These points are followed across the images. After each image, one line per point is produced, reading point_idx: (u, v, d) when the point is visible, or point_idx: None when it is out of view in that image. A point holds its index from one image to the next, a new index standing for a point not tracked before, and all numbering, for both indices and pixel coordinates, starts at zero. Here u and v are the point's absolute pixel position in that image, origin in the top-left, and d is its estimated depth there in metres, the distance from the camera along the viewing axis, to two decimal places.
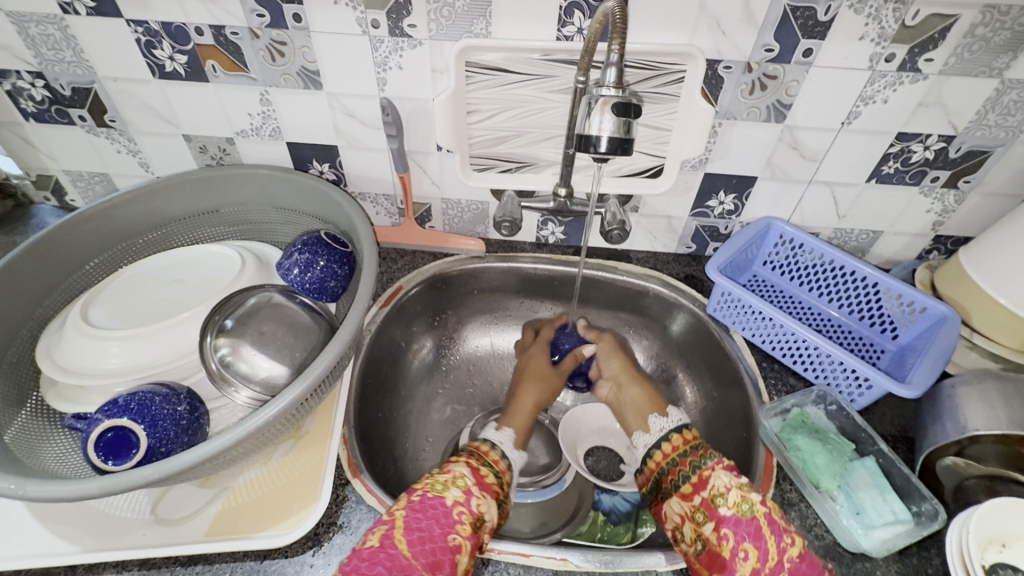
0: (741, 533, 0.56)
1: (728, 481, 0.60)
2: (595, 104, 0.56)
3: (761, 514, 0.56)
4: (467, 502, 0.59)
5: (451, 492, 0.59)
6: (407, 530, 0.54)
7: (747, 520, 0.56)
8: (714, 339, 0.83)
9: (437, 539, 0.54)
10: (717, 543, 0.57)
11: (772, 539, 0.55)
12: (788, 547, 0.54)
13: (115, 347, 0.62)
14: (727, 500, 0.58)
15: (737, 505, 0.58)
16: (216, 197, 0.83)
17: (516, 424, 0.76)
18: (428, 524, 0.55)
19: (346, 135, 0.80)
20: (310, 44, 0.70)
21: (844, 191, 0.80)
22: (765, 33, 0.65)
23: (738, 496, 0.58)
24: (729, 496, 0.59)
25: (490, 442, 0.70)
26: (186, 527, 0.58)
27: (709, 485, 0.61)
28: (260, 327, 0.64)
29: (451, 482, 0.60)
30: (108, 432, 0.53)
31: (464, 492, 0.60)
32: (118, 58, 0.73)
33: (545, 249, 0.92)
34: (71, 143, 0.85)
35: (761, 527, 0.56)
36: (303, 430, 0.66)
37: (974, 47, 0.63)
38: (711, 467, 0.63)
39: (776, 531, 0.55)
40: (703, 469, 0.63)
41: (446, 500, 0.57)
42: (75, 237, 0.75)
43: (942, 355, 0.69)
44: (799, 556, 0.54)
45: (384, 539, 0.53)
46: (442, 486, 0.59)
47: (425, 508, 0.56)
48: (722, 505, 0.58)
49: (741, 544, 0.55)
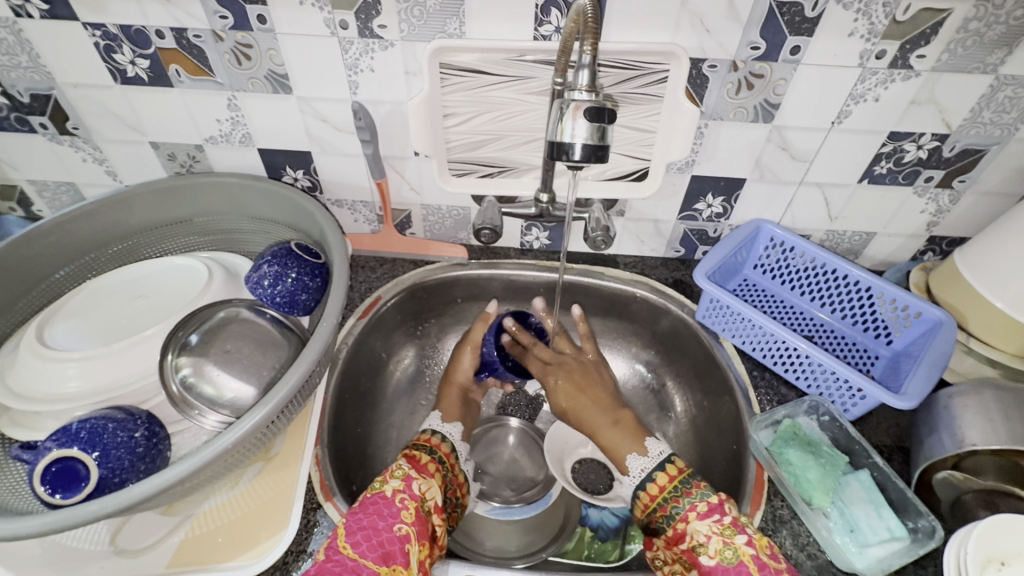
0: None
1: (707, 529, 0.59)
2: (567, 109, 0.54)
3: (747, 558, 0.55)
4: (407, 489, 0.60)
5: (390, 484, 0.60)
6: (349, 535, 0.54)
7: (734, 568, 0.55)
8: (703, 346, 0.80)
9: (382, 531, 0.55)
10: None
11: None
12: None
13: (71, 369, 0.59)
14: (707, 550, 0.58)
15: (718, 553, 0.57)
16: (185, 206, 0.80)
17: (447, 406, 0.79)
18: (371, 520, 0.55)
19: (319, 141, 0.77)
20: (277, 46, 0.66)
21: (835, 192, 0.78)
22: (750, 30, 0.62)
23: (719, 543, 0.57)
24: (710, 544, 0.58)
25: (427, 429, 0.74)
26: (147, 558, 0.55)
27: (688, 537, 0.60)
28: (224, 346, 0.62)
29: (389, 476, 0.62)
30: (53, 465, 0.50)
31: (403, 481, 0.61)
32: (75, 64, 0.69)
33: (529, 255, 0.89)
34: (33, 152, 0.81)
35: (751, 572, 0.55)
36: (273, 451, 0.64)
37: (968, 43, 0.61)
38: (686, 516, 0.62)
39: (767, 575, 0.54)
40: (678, 520, 0.63)
41: (386, 493, 0.59)
42: (35, 252, 0.72)
43: (937, 362, 0.67)
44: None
45: (328, 549, 0.53)
46: (380, 483, 0.61)
47: (365, 508, 0.57)
48: (704, 555, 0.58)
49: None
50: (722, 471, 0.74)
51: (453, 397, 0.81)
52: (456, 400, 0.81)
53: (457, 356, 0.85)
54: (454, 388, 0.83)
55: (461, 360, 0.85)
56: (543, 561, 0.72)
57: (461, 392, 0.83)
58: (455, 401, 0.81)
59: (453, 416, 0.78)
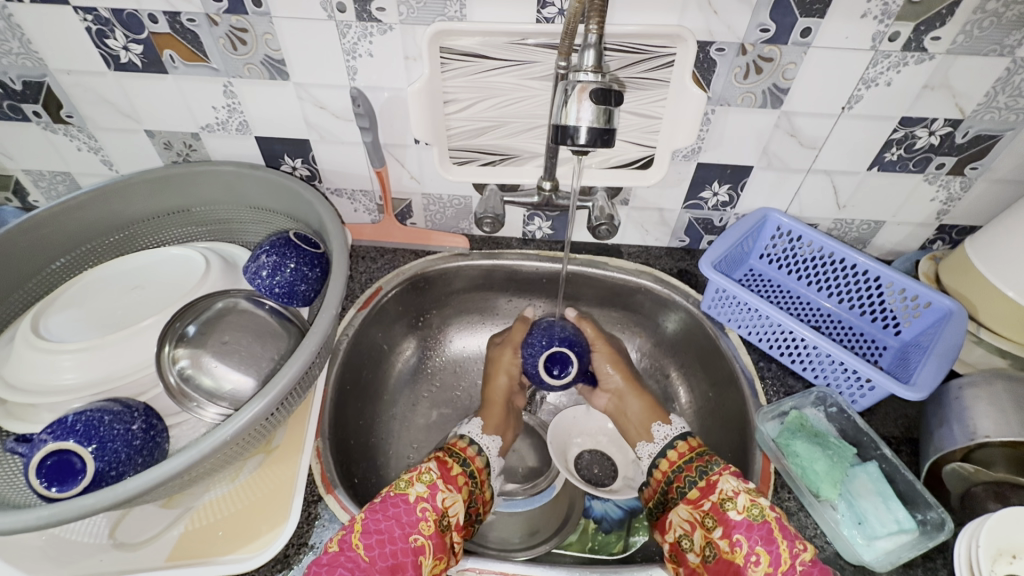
0: (753, 538, 0.56)
1: (737, 485, 0.60)
2: (573, 92, 0.53)
3: (772, 518, 0.56)
4: (431, 499, 0.59)
5: (415, 488, 0.59)
6: (364, 534, 0.54)
7: (759, 524, 0.56)
8: (709, 337, 0.79)
9: (398, 540, 0.55)
10: (730, 549, 0.57)
11: (784, 542, 0.55)
12: (800, 551, 0.54)
13: (68, 361, 0.58)
14: (736, 505, 0.59)
15: (746, 509, 0.58)
16: (183, 195, 0.78)
17: (491, 413, 0.77)
18: (389, 525, 0.55)
19: (317, 129, 0.76)
20: (273, 31, 0.65)
21: (844, 179, 0.76)
22: (760, 12, 0.60)
23: (747, 500, 0.58)
24: (737, 499, 0.59)
25: (463, 436, 0.72)
26: (146, 552, 0.55)
27: (718, 491, 0.61)
28: (222, 337, 0.61)
29: (416, 478, 0.61)
30: (48, 459, 0.49)
31: (428, 488, 0.60)
32: (66, 49, 0.68)
33: (531, 244, 0.88)
34: (27, 141, 0.80)
35: (774, 530, 0.56)
36: (274, 443, 0.63)
37: (984, 24, 0.59)
38: (719, 472, 0.64)
39: (789, 536, 0.55)
40: (711, 474, 0.64)
41: (409, 497, 0.58)
42: (31, 241, 0.71)
43: (947, 353, 0.66)
44: (811, 561, 0.53)
45: (342, 543, 0.53)
46: (406, 484, 0.60)
47: (386, 508, 0.56)
48: (732, 510, 0.59)
49: (754, 549, 0.56)
50: (727, 461, 0.73)
51: (499, 405, 0.79)
52: (501, 407, 0.79)
53: (497, 358, 0.84)
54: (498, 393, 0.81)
55: (498, 374, 0.82)
56: (546, 554, 0.71)
57: (503, 399, 0.80)
58: (501, 411, 0.78)
59: (495, 426, 0.76)
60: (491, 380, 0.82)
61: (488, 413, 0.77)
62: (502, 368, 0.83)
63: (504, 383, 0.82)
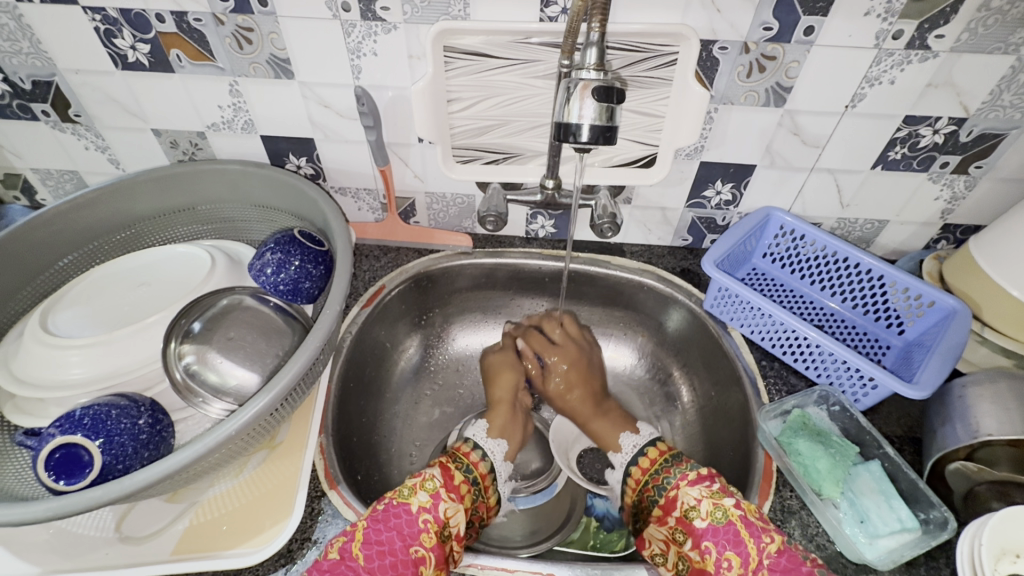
0: (721, 542, 0.56)
1: (698, 493, 0.60)
2: (575, 89, 0.53)
3: (736, 517, 0.56)
4: (434, 509, 0.58)
5: (418, 497, 0.58)
6: (364, 544, 0.54)
7: (724, 527, 0.56)
8: (711, 335, 0.79)
9: (398, 552, 0.54)
10: (702, 560, 0.57)
11: (751, 540, 0.55)
12: (767, 544, 0.54)
13: (76, 356, 0.59)
14: (699, 513, 0.58)
15: (710, 514, 0.58)
16: (189, 193, 0.79)
17: (496, 417, 0.76)
18: (390, 536, 0.55)
19: (322, 127, 0.76)
20: (279, 30, 0.65)
21: (847, 178, 0.76)
22: (763, 10, 0.60)
23: (709, 505, 0.58)
24: (700, 507, 0.59)
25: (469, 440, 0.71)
26: (151, 546, 0.55)
27: (679, 504, 0.61)
28: (227, 333, 0.61)
29: (420, 486, 0.60)
30: (55, 452, 0.50)
31: (431, 497, 0.59)
32: (74, 48, 0.68)
33: (534, 243, 0.88)
34: (35, 140, 0.80)
35: (739, 530, 0.56)
36: (277, 439, 0.64)
37: (988, 22, 0.59)
38: (676, 485, 0.63)
39: (754, 532, 0.55)
40: (669, 490, 0.64)
41: (411, 507, 0.57)
42: (38, 239, 0.72)
43: (951, 352, 0.66)
44: (778, 552, 0.53)
45: (343, 551, 0.53)
46: (409, 492, 0.59)
47: (387, 518, 0.56)
48: (697, 519, 0.58)
49: (724, 554, 0.55)
50: (729, 460, 0.73)
51: (504, 412, 0.77)
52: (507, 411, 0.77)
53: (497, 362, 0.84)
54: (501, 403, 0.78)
55: (502, 374, 0.82)
56: (548, 551, 0.71)
57: (508, 404, 0.79)
58: (506, 416, 0.77)
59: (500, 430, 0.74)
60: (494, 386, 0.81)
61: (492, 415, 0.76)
62: (505, 370, 0.83)
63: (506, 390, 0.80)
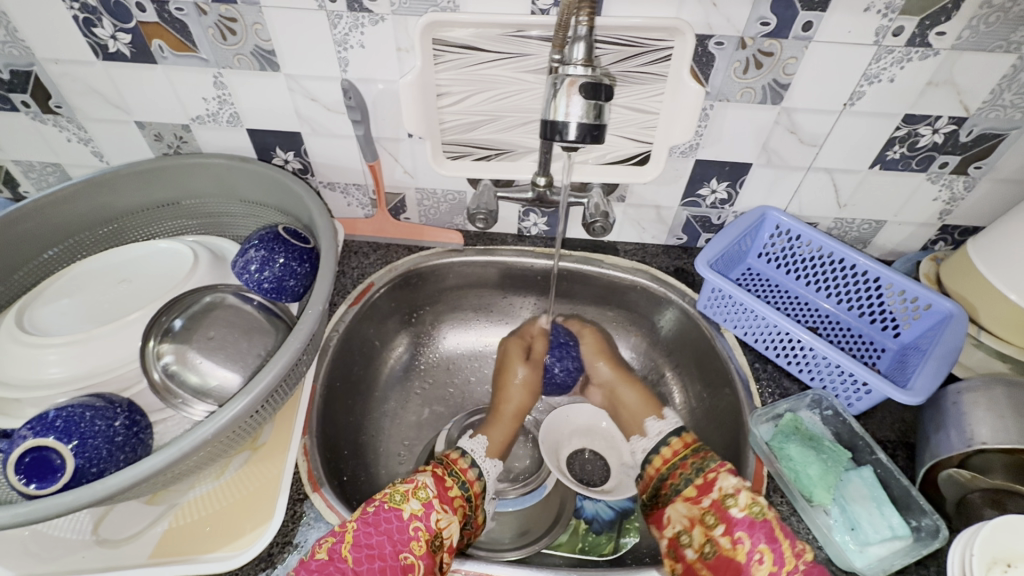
0: (756, 535, 0.56)
1: (737, 483, 0.60)
2: (562, 86, 0.51)
3: (772, 517, 0.56)
4: (425, 518, 0.58)
5: (410, 505, 0.58)
6: (354, 547, 0.53)
7: (761, 522, 0.56)
8: (704, 336, 0.78)
9: (388, 557, 0.54)
10: (732, 547, 0.57)
11: (786, 540, 0.55)
12: (802, 551, 0.54)
13: (53, 355, 0.58)
14: (738, 502, 0.58)
15: (748, 506, 0.57)
16: (174, 187, 0.77)
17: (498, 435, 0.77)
18: (380, 540, 0.54)
19: (309, 121, 0.74)
20: (263, 20, 0.63)
21: (845, 178, 0.75)
22: (759, 4, 0.58)
23: (749, 497, 0.58)
24: (740, 497, 0.58)
25: (459, 449, 0.71)
26: (129, 549, 0.54)
27: (718, 487, 0.60)
28: (207, 333, 0.60)
29: (412, 493, 0.59)
30: (26, 456, 0.49)
31: (424, 506, 0.58)
32: (53, 36, 0.66)
33: (526, 241, 0.87)
34: (15, 131, 0.79)
35: (775, 528, 0.56)
36: (260, 440, 0.62)
37: (991, 19, 0.57)
38: (715, 469, 0.63)
39: (790, 535, 0.55)
40: (706, 471, 0.63)
41: (403, 514, 0.57)
42: (19, 233, 0.70)
43: (947, 356, 0.64)
44: (812, 560, 0.54)
45: (333, 552, 0.52)
46: (401, 497, 0.58)
47: (377, 522, 0.55)
48: (734, 507, 0.58)
49: (756, 547, 0.55)
50: (720, 463, 0.72)
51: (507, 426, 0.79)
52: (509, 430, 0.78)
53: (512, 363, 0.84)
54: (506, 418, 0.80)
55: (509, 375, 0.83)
56: (535, 555, 0.70)
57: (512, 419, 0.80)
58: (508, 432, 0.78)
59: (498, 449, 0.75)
60: (504, 398, 0.82)
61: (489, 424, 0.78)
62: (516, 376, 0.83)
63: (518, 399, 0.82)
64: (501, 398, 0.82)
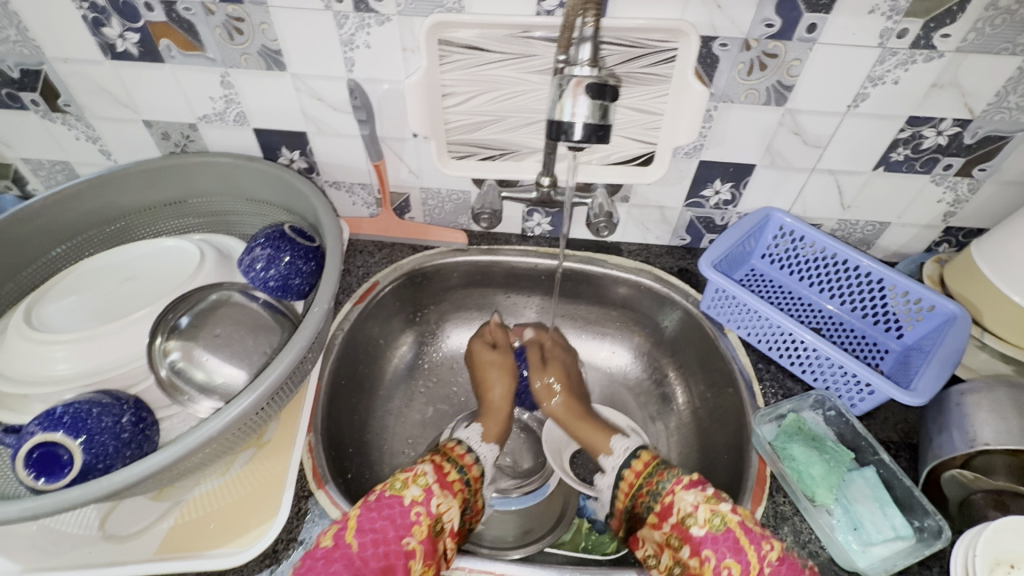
0: (721, 550, 0.55)
1: (694, 500, 0.59)
2: (568, 86, 0.52)
3: (735, 524, 0.55)
4: (427, 503, 0.58)
5: (411, 491, 0.58)
6: (358, 532, 0.53)
7: (723, 535, 0.55)
8: (707, 337, 0.78)
9: (391, 542, 0.54)
10: (700, 567, 0.56)
11: (750, 547, 0.54)
12: (767, 552, 0.53)
13: (61, 352, 0.58)
14: (697, 520, 0.57)
15: (707, 522, 0.57)
16: (180, 186, 0.78)
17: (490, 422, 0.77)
18: (384, 525, 0.54)
19: (315, 121, 0.75)
20: (270, 21, 0.64)
21: (849, 179, 0.75)
22: (764, 6, 0.58)
23: (706, 512, 0.57)
24: (698, 514, 0.57)
25: (455, 439, 0.70)
26: (135, 545, 0.55)
27: (676, 509, 0.60)
28: (214, 330, 0.60)
29: (413, 479, 0.59)
30: (35, 451, 0.49)
31: (425, 491, 0.59)
32: (62, 36, 0.67)
33: (530, 241, 0.87)
34: (25, 129, 0.79)
35: (738, 538, 0.55)
36: (265, 437, 0.63)
37: (996, 21, 0.57)
38: (671, 489, 0.62)
39: (754, 539, 0.54)
40: (664, 495, 0.62)
41: (404, 499, 0.57)
42: (28, 231, 0.71)
43: (950, 358, 0.65)
44: (778, 559, 0.52)
45: (337, 539, 0.53)
46: (401, 484, 0.59)
47: (380, 508, 0.56)
48: (694, 526, 0.57)
49: (722, 562, 0.54)
50: (722, 463, 0.72)
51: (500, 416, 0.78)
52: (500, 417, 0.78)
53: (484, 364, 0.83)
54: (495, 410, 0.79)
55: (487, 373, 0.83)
56: (538, 554, 0.70)
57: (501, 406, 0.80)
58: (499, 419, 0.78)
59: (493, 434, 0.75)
60: (487, 387, 0.82)
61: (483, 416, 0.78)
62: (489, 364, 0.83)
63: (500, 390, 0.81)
64: (484, 390, 0.82)
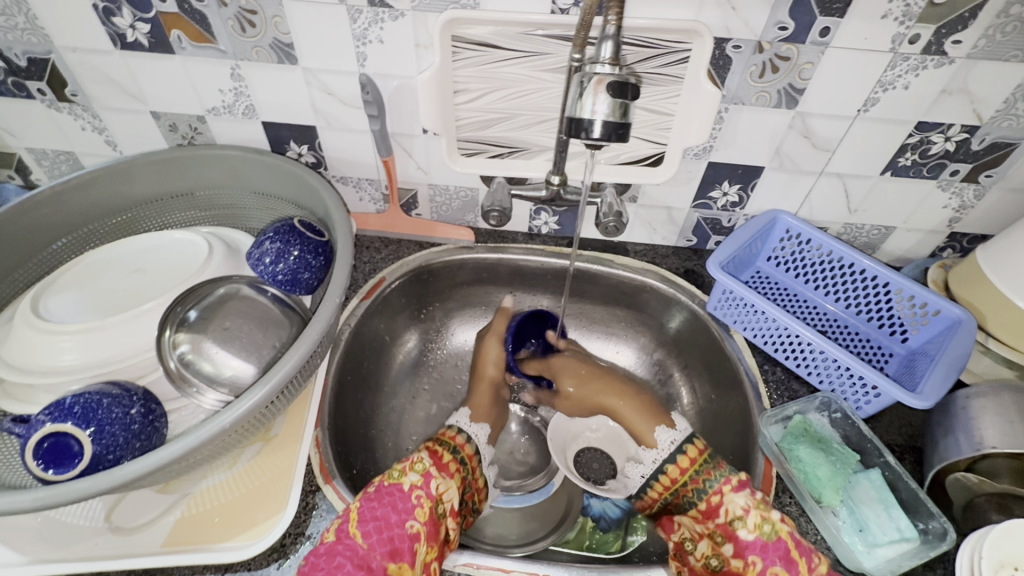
0: (769, 557, 0.56)
1: (744, 503, 0.59)
2: (589, 84, 0.52)
3: (785, 534, 0.56)
4: (425, 487, 0.59)
5: (409, 477, 0.60)
6: (361, 522, 0.54)
7: (774, 543, 0.56)
8: (713, 338, 0.79)
9: (394, 526, 0.55)
10: (744, 567, 0.58)
11: (802, 560, 0.55)
12: (817, 565, 0.54)
13: (68, 342, 0.58)
14: (745, 524, 0.58)
15: (757, 527, 0.57)
16: (188, 178, 0.77)
17: (478, 403, 0.79)
18: (385, 512, 0.55)
19: (324, 115, 0.75)
20: (282, 14, 0.64)
21: (856, 183, 0.75)
22: (779, 10, 0.59)
23: (757, 517, 0.58)
24: (748, 519, 0.58)
25: (454, 425, 0.73)
26: (142, 537, 0.55)
27: (724, 511, 0.60)
28: (223, 323, 0.60)
29: (409, 467, 0.61)
30: (45, 441, 0.49)
31: (422, 476, 0.60)
32: (72, 26, 0.67)
33: (537, 240, 0.87)
34: (31, 119, 0.79)
35: (789, 548, 0.55)
36: (272, 432, 0.63)
37: (1006, 29, 0.58)
38: (720, 490, 0.62)
39: (804, 552, 0.55)
40: (711, 493, 0.63)
41: (403, 486, 0.59)
42: (34, 220, 0.70)
43: (955, 362, 0.65)
44: (828, 572, 0.54)
45: (339, 532, 0.54)
46: (399, 473, 0.60)
47: (380, 496, 0.57)
48: (743, 529, 0.58)
49: (770, 568, 0.55)
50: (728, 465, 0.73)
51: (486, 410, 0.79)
52: (488, 398, 0.81)
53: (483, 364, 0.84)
54: (485, 393, 0.81)
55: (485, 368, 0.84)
56: (543, 550, 0.71)
57: (492, 387, 0.83)
58: (487, 398, 0.81)
59: (483, 415, 0.77)
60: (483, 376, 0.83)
61: (473, 399, 0.80)
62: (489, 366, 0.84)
63: (493, 373, 0.83)
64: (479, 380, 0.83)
